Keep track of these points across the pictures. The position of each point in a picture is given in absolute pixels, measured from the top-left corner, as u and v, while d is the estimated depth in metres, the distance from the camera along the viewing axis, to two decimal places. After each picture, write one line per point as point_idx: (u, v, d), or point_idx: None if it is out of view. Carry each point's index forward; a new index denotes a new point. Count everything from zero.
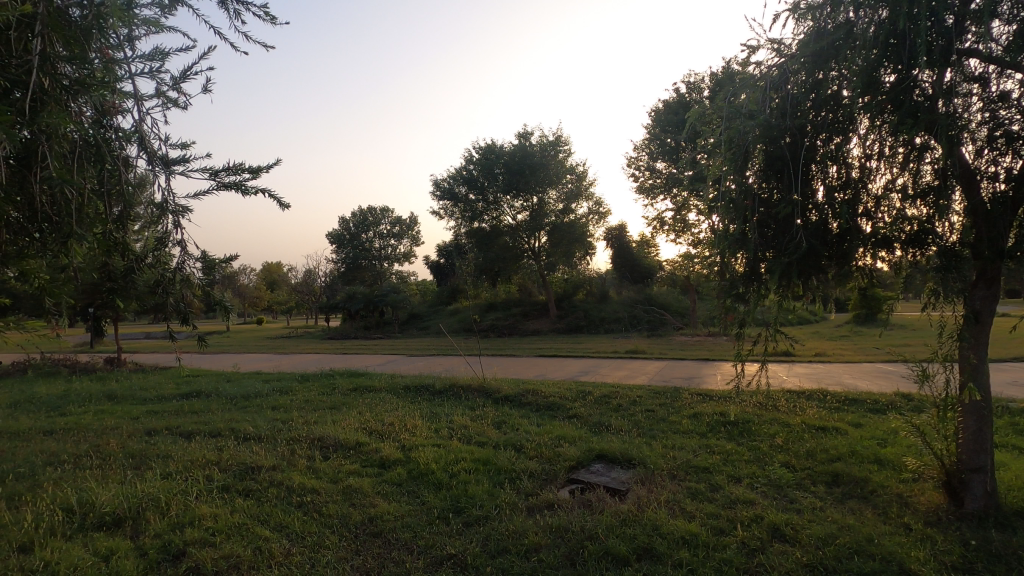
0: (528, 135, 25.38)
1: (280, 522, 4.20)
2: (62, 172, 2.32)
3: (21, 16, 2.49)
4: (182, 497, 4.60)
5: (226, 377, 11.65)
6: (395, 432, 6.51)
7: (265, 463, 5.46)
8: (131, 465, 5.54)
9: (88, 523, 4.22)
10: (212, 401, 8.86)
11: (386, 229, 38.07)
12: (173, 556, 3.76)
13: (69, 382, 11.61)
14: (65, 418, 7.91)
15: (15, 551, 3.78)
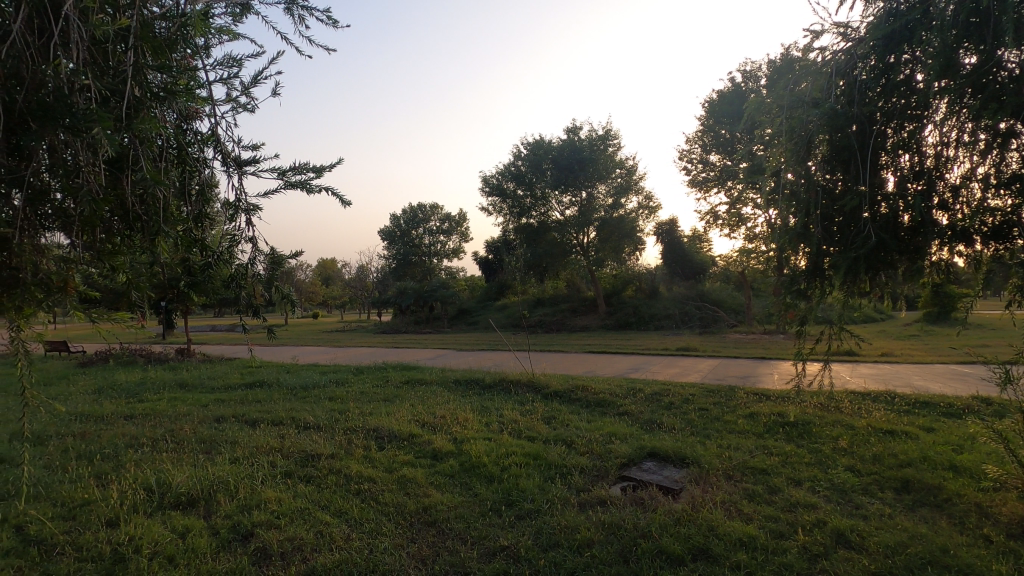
0: (577, 129, 25.19)
1: (339, 508, 4.36)
2: (156, 174, 2.11)
3: (116, 30, 2.02)
4: (249, 481, 4.86)
5: (286, 367, 12.22)
6: (446, 425, 6.64)
7: (324, 451, 5.68)
8: (202, 450, 5.89)
9: (165, 502, 4.51)
10: (274, 391, 9.30)
11: (436, 226, 38.74)
12: (243, 536, 3.98)
13: (145, 370, 12.45)
14: (143, 404, 8.50)
15: (103, 525, 4.10)
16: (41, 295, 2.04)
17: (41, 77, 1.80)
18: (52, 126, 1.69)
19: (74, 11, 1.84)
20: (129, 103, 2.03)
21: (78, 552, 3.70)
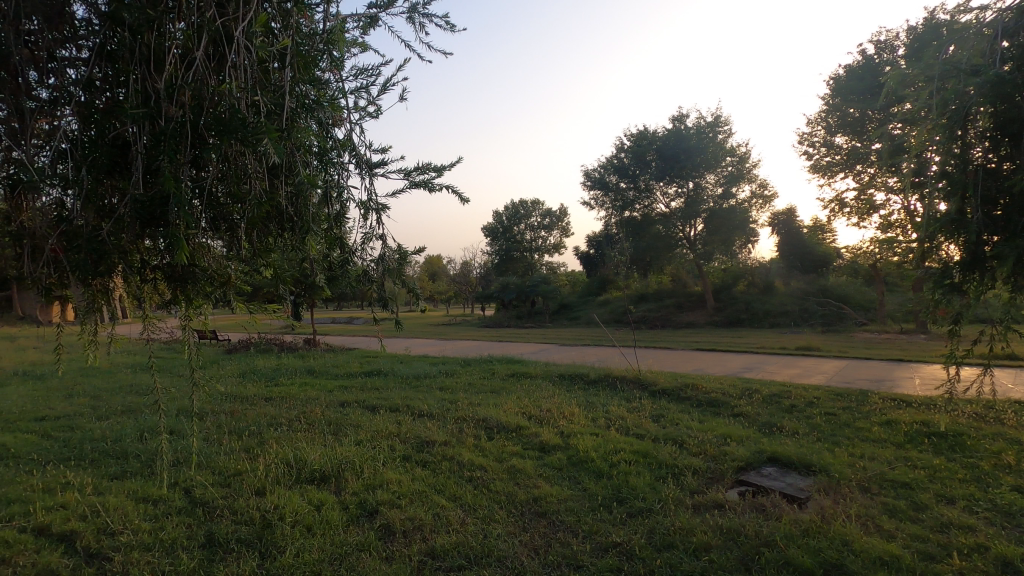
0: (684, 117, 24.17)
1: (453, 493, 4.56)
2: (309, 178, 2.21)
3: (276, 49, 2.13)
4: (372, 463, 5.23)
5: (399, 358, 13.00)
6: (553, 419, 6.69)
7: (438, 438, 5.97)
8: (330, 431, 6.42)
9: (302, 476, 4.98)
10: (390, 380, 9.95)
11: (537, 221, 39.17)
12: (369, 513, 4.29)
13: (280, 358, 13.84)
14: (280, 387, 9.45)
15: (253, 493, 4.61)
16: (209, 287, 2.24)
17: (218, 94, 1.95)
18: (228, 139, 1.84)
19: (243, 35, 1.97)
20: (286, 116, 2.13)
21: (234, 515, 4.20)
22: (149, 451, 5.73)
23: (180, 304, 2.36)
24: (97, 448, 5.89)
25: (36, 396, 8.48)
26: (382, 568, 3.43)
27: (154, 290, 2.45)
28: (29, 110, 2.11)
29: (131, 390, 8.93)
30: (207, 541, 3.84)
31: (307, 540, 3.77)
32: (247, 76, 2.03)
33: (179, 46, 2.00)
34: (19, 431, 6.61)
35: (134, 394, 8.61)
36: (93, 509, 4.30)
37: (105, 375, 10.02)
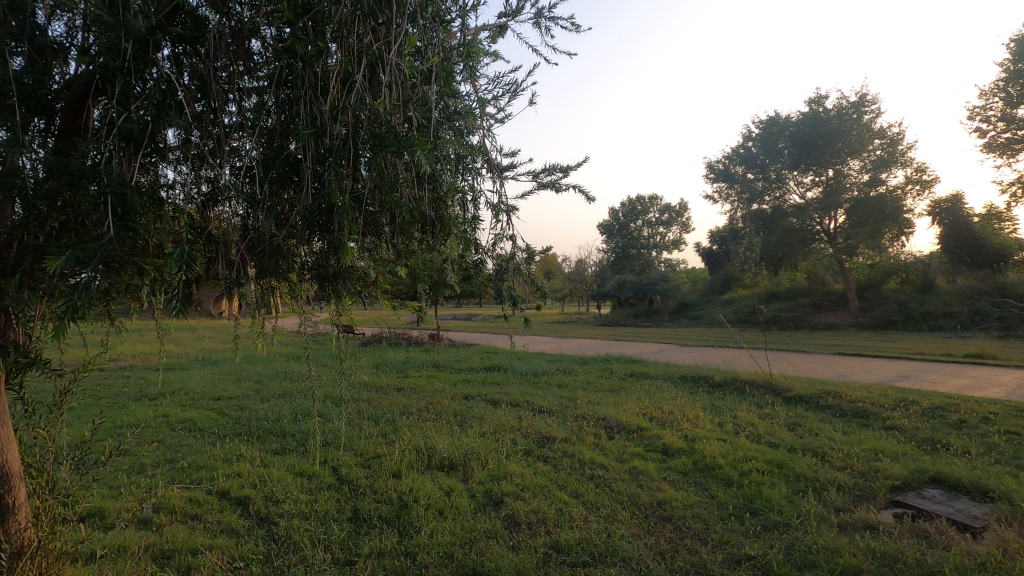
0: (822, 99, 22.07)
1: (576, 490, 4.60)
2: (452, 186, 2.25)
3: (424, 67, 2.19)
4: (496, 455, 5.43)
5: (518, 354, 13.34)
6: (676, 421, 6.47)
7: (558, 435, 6.04)
8: (456, 422, 6.76)
9: (433, 462, 5.30)
10: (510, 375, 10.26)
11: (655, 217, 38.05)
12: (494, 502, 4.47)
13: (408, 351, 14.85)
14: (409, 379, 10.16)
15: (390, 476, 5.00)
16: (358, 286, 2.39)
17: (376, 112, 2.09)
18: (383, 153, 1.94)
19: (396, 55, 2.05)
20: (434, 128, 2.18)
21: (376, 494, 4.59)
22: (302, 432, 6.45)
23: (332, 301, 2.56)
24: (262, 426, 6.75)
25: (214, 379, 9.91)
26: (509, 557, 3.56)
27: (310, 289, 2.70)
28: (214, 133, 2.39)
29: (287, 376, 10.12)
30: (353, 515, 4.23)
31: (439, 523, 4.01)
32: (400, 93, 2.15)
33: (341, 69, 2.17)
34: (203, 408, 7.76)
35: (289, 380, 9.72)
36: (260, 479, 4.93)
37: (265, 362, 11.45)
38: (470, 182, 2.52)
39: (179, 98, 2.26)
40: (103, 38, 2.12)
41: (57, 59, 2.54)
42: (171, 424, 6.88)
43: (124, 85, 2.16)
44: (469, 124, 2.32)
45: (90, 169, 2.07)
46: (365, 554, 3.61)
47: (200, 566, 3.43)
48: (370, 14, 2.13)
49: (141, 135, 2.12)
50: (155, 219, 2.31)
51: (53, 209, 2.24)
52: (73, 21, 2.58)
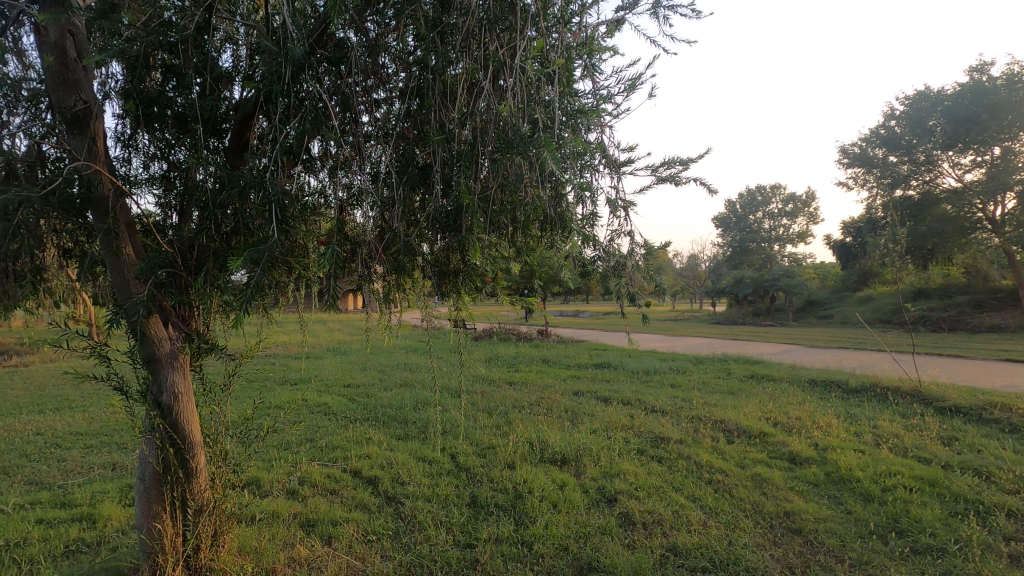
0: (986, 66, 19.20)
1: (693, 494, 4.44)
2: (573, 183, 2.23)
3: (548, 68, 2.19)
4: (608, 452, 5.40)
5: (628, 352, 13.09)
6: (804, 428, 6.00)
7: (672, 436, 5.86)
8: (568, 418, 6.81)
9: (545, 456, 5.38)
10: (620, 373, 10.11)
11: (778, 208, 35.37)
12: (608, 499, 4.45)
13: (517, 346, 15.17)
14: (520, 373, 10.38)
15: (505, 466, 5.16)
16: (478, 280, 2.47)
17: (501, 116, 2.16)
18: (510, 154, 2.00)
19: (521, 60, 2.09)
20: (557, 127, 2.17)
21: (492, 482, 4.77)
22: (422, 420, 6.86)
23: (455, 296, 2.67)
24: (386, 413, 7.26)
25: (344, 367, 10.84)
26: (625, 555, 3.53)
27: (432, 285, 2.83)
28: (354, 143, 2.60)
29: (407, 367, 10.78)
30: (472, 501, 4.43)
31: (553, 515, 4.09)
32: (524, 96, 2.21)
33: (467, 77, 2.27)
34: (336, 393, 8.52)
35: (408, 371, 10.36)
36: (387, 462, 5.33)
37: (388, 354, 12.28)
38: (587, 179, 2.39)
39: (326, 113, 2.49)
40: (268, 65, 2.40)
41: (225, 85, 2.92)
42: (310, 407, 7.64)
43: (282, 105, 2.43)
44: (591, 122, 2.30)
45: (256, 180, 2.37)
46: (484, 539, 3.78)
47: (339, 536, 3.79)
48: (495, 22, 2.20)
49: (296, 149, 2.38)
50: (305, 223, 2.57)
51: (225, 215, 2.58)
52: (238, 51, 2.94)
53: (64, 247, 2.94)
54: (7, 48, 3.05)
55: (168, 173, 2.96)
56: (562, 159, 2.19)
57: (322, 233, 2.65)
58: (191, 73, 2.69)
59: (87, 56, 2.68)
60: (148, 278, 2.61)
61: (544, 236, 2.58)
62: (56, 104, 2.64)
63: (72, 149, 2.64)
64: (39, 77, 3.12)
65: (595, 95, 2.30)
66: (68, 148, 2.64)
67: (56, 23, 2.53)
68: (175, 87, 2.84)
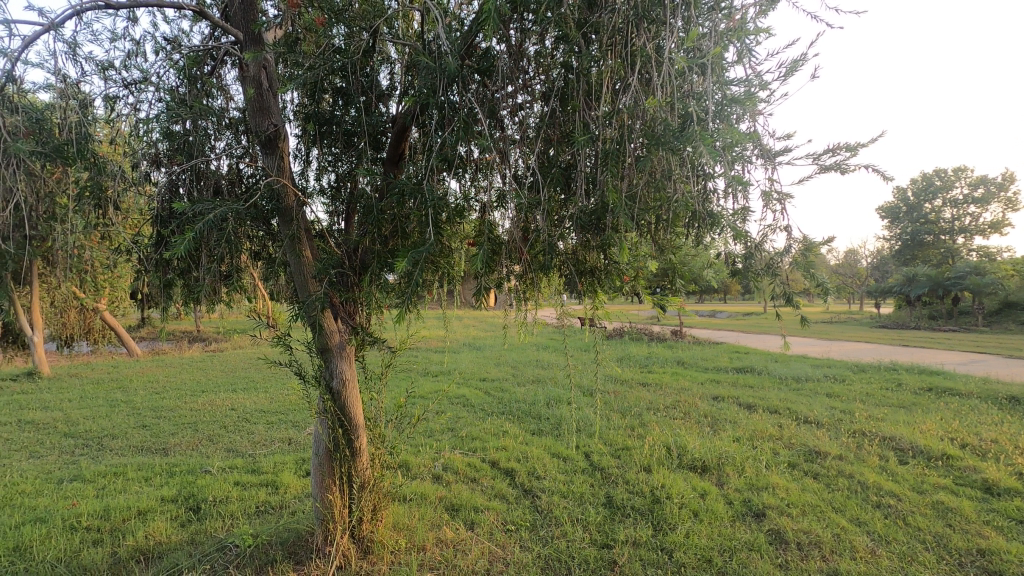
0: None
1: (857, 517, 3.99)
2: (729, 177, 2.11)
3: (698, 57, 2.08)
4: (754, 463, 5.04)
5: (774, 356, 12.08)
6: (1003, 454, 5.08)
7: (830, 450, 5.30)
8: (707, 424, 6.46)
9: (684, 462, 5.16)
10: (765, 378, 9.36)
11: (964, 194, 30.27)
12: (756, 513, 4.16)
13: (649, 346, 14.73)
14: (654, 374, 10.07)
15: (641, 468, 5.05)
16: (618, 275, 2.43)
17: (649, 112, 2.11)
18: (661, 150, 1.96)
19: (670, 53, 2.03)
20: (709, 118, 2.06)
21: (628, 484, 4.69)
22: (556, 417, 6.94)
23: (593, 295, 2.66)
24: (520, 408, 7.47)
25: (480, 362, 11.33)
26: None
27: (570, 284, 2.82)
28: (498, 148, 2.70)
29: (539, 364, 10.98)
30: (608, 501, 4.40)
31: (695, 525, 3.92)
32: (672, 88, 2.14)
33: (613, 74, 2.26)
34: (473, 387, 8.94)
35: (540, 368, 10.55)
36: (523, 455, 5.49)
37: (520, 350, 12.62)
38: (739, 172, 2.23)
39: (474, 120, 2.62)
40: (425, 81, 2.58)
41: (384, 101, 3.21)
42: (450, 398, 8.11)
43: (436, 116, 2.61)
44: (746, 110, 2.15)
45: (413, 188, 2.57)
46: (622, 541, 3.74)
47: (481, 522, 3.99)
48: (642, 15, 2.16)
49: (450, 156, 2.54)
50: (454, 226, 2.73)
51: (386, 220, 2.84)
52: (394, 69, 3.21)
53: (256, 251, 3.42)
54: (216, 85, 3.63)
55: (336, 184, 3.32)
56: (713, 153, 2.08)
57: (468, 235, 2.79)
58: (358, 93, 2.99)
59: (276, 86, 3.10)
60: (323, 277, 2.95)
61: (689, 233, 2.46)
62: (254, 129, 3.10)
63: (266, 167, 3.07)
64: (236, 106, 3.67)
65: (751, 81, 2.13)
66: (262, 166, 3.08)
67: (254, 60, 2.95)
68: (343, 107, 3.18)
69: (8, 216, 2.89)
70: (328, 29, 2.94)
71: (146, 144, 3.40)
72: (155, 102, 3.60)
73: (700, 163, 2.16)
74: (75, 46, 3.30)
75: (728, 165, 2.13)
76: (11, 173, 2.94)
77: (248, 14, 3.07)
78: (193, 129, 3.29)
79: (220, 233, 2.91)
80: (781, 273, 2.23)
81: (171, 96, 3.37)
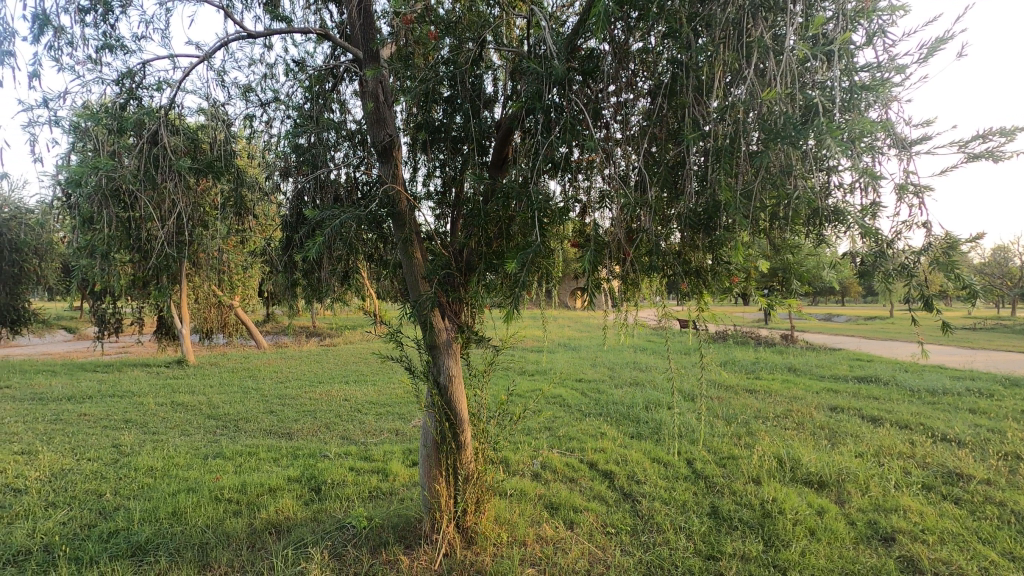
0: None
1: (1010, 551, 3.51)
2: (858, 171, 1.95)
3: (822, 44, 1.95)
4: (881, 482, 4.60)
5: (904, 366, 10.90)
6: None
7: (975, 474, 4.71)
8: (825, 436, 5.98)
9: (798, 476, 4.82)
10: (893, 389, 8.48)
11: None
12: (883, 537, 3.80)
13: (757, 351, 13.87)
14: (762, 381, 9.47)
15: (750, 479, 4.79)
16: (727, 272, 2.34)
17: (766, 105, 2.01)
18: (780, 145, 1.87)
19: (791, 42, 1.92)
20: (834, 108, 1.93)
21: (734, 495, 4.47)
22: (656, 421, 6.76)
23: (700, 295, 2.57)
24: (618, 410, 7.36)
25: (576, 363, 11.30)
26: None
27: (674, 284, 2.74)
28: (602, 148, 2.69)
29: (637, 367, 10.74)
30: (713, 511, 4.22)
31: (812, 543, 3.66)
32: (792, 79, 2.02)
33: (725, 68, 2.17)
34: (569, 387, 8.95)
35: (638, 370, 10.32)
36: (622, 458, 5.41)
37: (617, 352, 12.42)
38: (868, 164, 2.05)
39: (578, 122, 2.63)
40: (532, 85, 2.64)
41: (488, 107, 3.31)
42: (547, 397, 8.18)
43: (541, 120, 2.65)
44: (877, 97, 1.97)
45: (517, 190, 2.63)
46: (729, 554, 3.58)
47: (580, 522, 3.99)
48: (759, 4, 2.06)
49: (554, 158, 2.58)
50: (556, 227, 2.76)
51: (491, 222, 2.93)
52: (498, 75, 3.30)
53: (370, 253, 3.66)
54: (336, 100, 3.94)
55: (443, 188, 3.48)
56: (840, 146, 1.94)
57: (571, 237, 2.81)
58: (466, 100, 3.11)
59: (392, 98, 3.31)
60: (432, 277, 3.10)
61: (811, 231, 2.29)
62: (372, 139, 3.33)
63: (382, 174, 3.28)
64: (353, 119, 3.96)
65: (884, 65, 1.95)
66: (378, 174, 3.29)
67: (374, 76, 3.18)
68: (450, 114, 3.33)
69: (171, 225, 3.32)
70: (439, 41, 3.08)
71: (278, 157, 3.77)
72: (285, 119, 3.98)
73: (822, 158, 2.02)
74: (221, 73, 3.73)
75: (856, 157, 1.96)
76: (173, 188, 3.38)
77: (367, 33, 3.30)
78: (317, 142, 3.59)
79: (341, 237, 3.14)
80: (917, 274, 2.02)
81: (299, 113, 3.71)
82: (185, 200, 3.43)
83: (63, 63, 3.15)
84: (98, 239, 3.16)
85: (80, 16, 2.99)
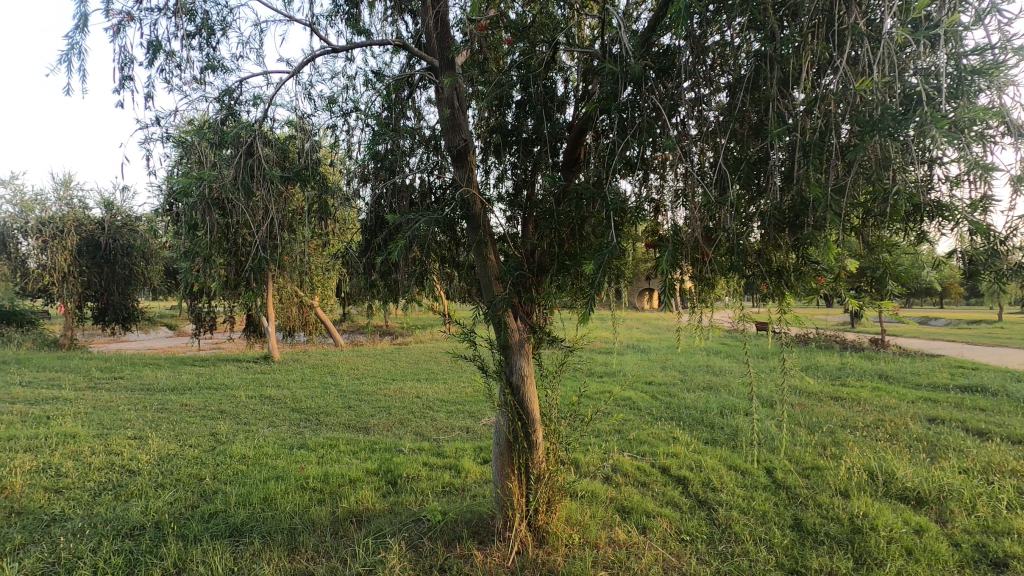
0: None
1: None
2: (964, 162, 1.80)
3: (924, 28, 1.82)
4: (990, 502, 4.20)
5: (1016, 376, 9.86)
6: None
7: None
8: (922, 449, 5.53)
9: (892, 490, 4.50)
10: (1003, 401, 7.69)
11: None
12: (993, 562, 3.46)
13: (843, 357, 13.01)
14: (849, 388, 8.88)
15: (836, 492, 4.51)
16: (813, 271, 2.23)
17: (859, 95, 1.90)
18: (877, 137, 1.76)
19: (888, 28, 1.81)
20: (937, 96, 1.79)
21: (819, 508, 4.23)
22: (732, 427, 6.51)
23: (783, 296, 2.46)
24: (691, 415, 7.15)
25: (646, 365, 11.07)
26: None
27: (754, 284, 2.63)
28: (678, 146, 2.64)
29: (710, 370, 10.37)
30: (796, 524, 4.01)
31: (909, 564, 3.40)
32: (889, 66, 1.90)
33: (813, 58, 2.07)
34: (639, 390, 8.77)
35: (711, 374, 9.97)
36: (696, 464, 5.24)
37: (689, 355, 12.05)
38: (977, 155, 1.88)
39: (654, 121, 2.59)
40: (607, 84, 2.63)
41: (560, 109, 3.32)
42: (616, 400, 8.07)
43: (616, 119, 2.63)
44: (989, 82, 1.81)
45: (591, 191, 2.63)
46: (815, 570, 3.39)
47: (654, 527, 3.92)
48: None
49: (629, 157, 2.55)
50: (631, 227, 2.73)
51: (564, 223, 2.94)
52: (570, 76, 3.31)
53: (443, 255, 3.76)
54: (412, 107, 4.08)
55: (515, 190, 3.53)
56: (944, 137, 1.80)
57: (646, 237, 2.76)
58: (539, 102, 3.14)
59: (466, 104, 3.39)
60: (506, 278, 3.14)
61: (909, 228, 2.14)
62: (447, 144, 3.43)
63: (457, 178, 3.37)
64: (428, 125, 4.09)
65: (997, 47, 1.79)
66: (454, 178, 3.38)
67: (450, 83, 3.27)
68: (523, 117, 3.37)
69: (264, 231, 3.57)
70: (512, 46, 3.13)
71: (358, 164, 3.96)
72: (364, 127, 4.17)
73: (923, 150, 1.88)
74: (307, 86, 3.97)
75: (964, 147, 1.81)
76: (266, 195, 3.63)
77: (443, 42, 3.41)
78: (394, 148, 3.74)
79: (417, 240, 3.25)
80: None
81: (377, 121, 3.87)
82: (276, 207, 3.68)
83: (173, 83, 3.46)
84: (202, 244, 3.46)
85: (187, 41, 3.27)
